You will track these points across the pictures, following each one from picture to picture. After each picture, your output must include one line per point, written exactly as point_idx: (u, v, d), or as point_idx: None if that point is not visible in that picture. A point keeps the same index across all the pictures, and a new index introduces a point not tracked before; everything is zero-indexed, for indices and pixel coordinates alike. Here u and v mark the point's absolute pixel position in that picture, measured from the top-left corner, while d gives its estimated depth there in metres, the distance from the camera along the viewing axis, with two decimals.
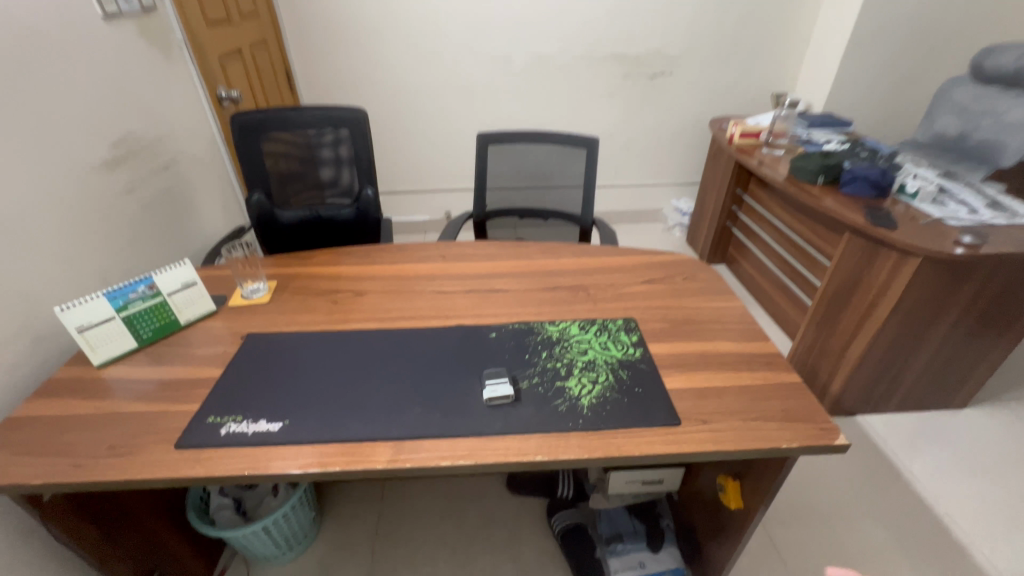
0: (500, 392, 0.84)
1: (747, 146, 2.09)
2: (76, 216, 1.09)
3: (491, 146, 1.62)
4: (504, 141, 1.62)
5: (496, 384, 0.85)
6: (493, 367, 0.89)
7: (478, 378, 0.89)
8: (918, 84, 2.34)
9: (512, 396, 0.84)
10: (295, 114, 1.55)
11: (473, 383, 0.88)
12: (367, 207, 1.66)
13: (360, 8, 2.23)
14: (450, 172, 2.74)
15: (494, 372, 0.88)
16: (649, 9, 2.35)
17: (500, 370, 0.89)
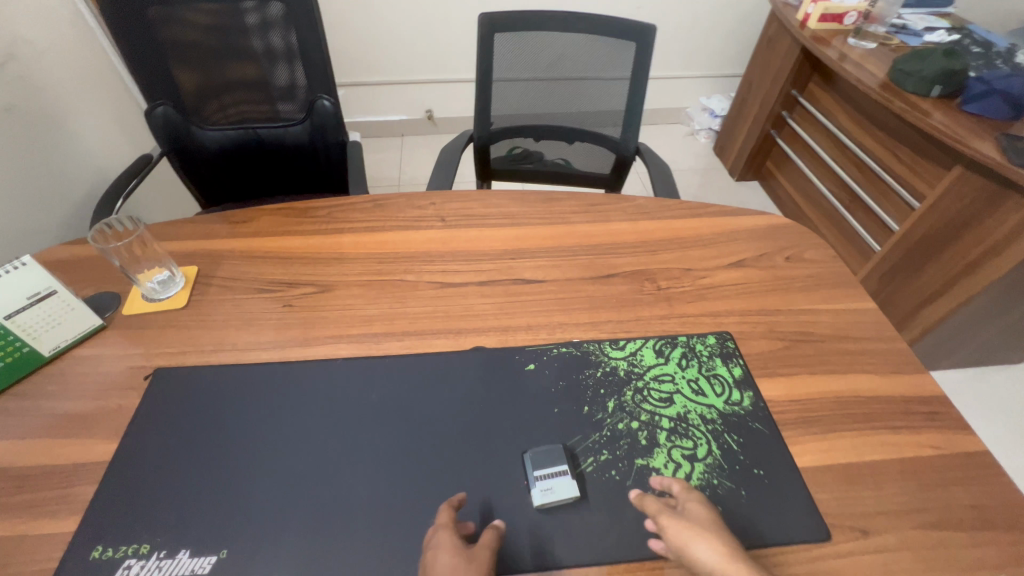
0: (559, 494, 0.55)
1: (825, 34, 1.60)
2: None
3: (498, 33, 1.12)
4: (518, 27, 1.12)
5: (552, 481, 0.56)
6: (543, 443, 0.59)
7: (518, 462, 0.59)
8: None
9: (576, 500, 0.55)
10: None
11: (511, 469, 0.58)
12: (323, 126, 1.19)
13: None
14: (430, 58, 2.14)
15: (543, 453, 0.58)
16: None
17: (554, 448, 0.58)
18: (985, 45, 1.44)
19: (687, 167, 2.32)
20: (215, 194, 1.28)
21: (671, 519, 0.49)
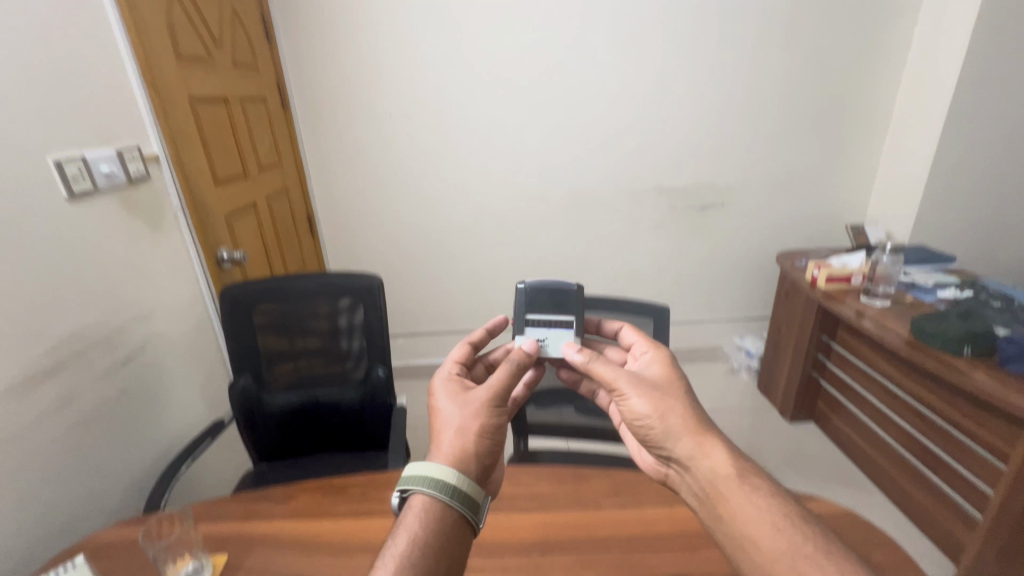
0: (551, 348, 0.84)
1: (837, 292, 1.74)
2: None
3: None
4: None
5: (549, 335, 0.85)
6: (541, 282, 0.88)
7: (519, 316, 0.86)
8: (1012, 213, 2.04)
9: (565, 359, 0.84)
10: (298, 283, 1.28)
11: (520, 309, 0.86)
12: (376, 392, 1.33)
13: (385, 153, 2.14)
14: (480, 312, 2.45)
15: (537, 302, 0.86)
16: (694, 145, 2.16)
17: (554, 290, 0.86)
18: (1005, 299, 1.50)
19: (735, 405, 2.26)
20: (268, 452, 1.36)
21: (599, 362, 0.78)
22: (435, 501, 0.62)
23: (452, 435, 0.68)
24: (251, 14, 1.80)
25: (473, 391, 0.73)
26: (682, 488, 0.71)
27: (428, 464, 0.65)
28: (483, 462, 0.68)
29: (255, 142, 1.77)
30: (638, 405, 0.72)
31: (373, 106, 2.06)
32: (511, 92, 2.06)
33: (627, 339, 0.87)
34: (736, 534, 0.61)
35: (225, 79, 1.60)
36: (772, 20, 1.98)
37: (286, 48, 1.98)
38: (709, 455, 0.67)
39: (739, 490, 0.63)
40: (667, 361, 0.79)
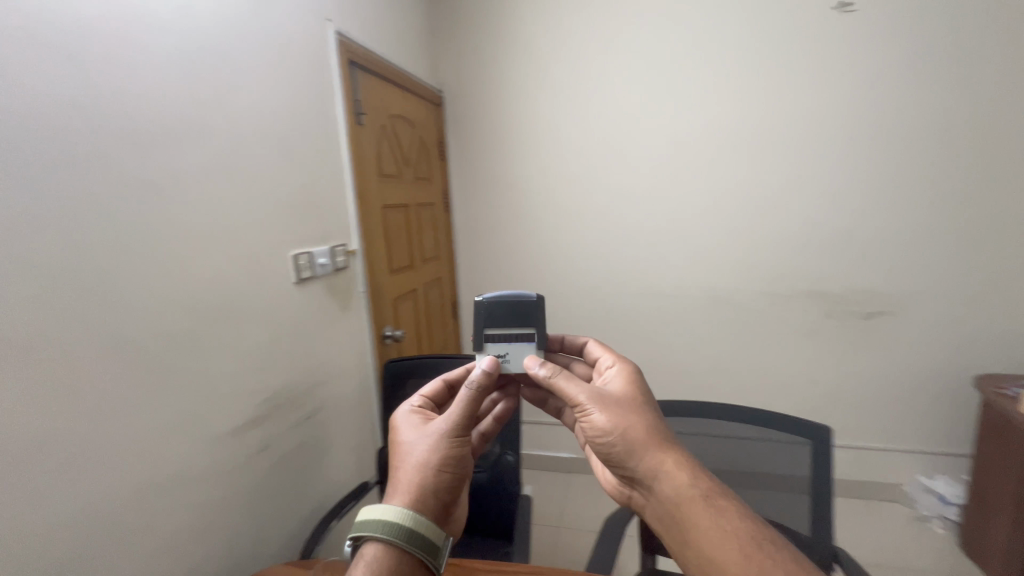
0: (512, 365, 0.82)
1: None
2: (171, 498, 0.96)
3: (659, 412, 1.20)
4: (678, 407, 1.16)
5: (509, 350, 0.82)
6: (499, 292, 0.83)
7: (479, 331, 0.81)
8: None
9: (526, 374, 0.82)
10: (443, 362, 1.40)
11: (478, 323, 0.81)
12: (503, 479, 1.34)
13: (525, 247, 2.35)
14: None
15: (496, 317, 0.81)
16: (854, 247, 1.97)
17: (512, 301, 0.82)
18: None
19: (928, 567, 1.77)
20: None
21: (560, 375, 0.75)
22: (390, 544, 0.66)
23: (409, 474, 0.72)
24: (433, 139, 2.23)
25: (431, 425, 0.77)
26: (645, 510, 0.69)
27: (384, 508, 0.69)
28: (439, 497, 0.72)
29: (423, 239, 2.11)
30: (601, 422, 0.70)
31: (519, 207, 2.32)
32: (648, 197, 2.14)
33: (593, 353, 0.87)
34: (702, 558, 0.60)
35: (409, 190, 1.99)
36: (952, 116, 1.80)
37: (454, 162, 2.38)
38: (671, 474, 0.65)
39: (700, 510, 0.62)
40: (630, 375, 0.77)
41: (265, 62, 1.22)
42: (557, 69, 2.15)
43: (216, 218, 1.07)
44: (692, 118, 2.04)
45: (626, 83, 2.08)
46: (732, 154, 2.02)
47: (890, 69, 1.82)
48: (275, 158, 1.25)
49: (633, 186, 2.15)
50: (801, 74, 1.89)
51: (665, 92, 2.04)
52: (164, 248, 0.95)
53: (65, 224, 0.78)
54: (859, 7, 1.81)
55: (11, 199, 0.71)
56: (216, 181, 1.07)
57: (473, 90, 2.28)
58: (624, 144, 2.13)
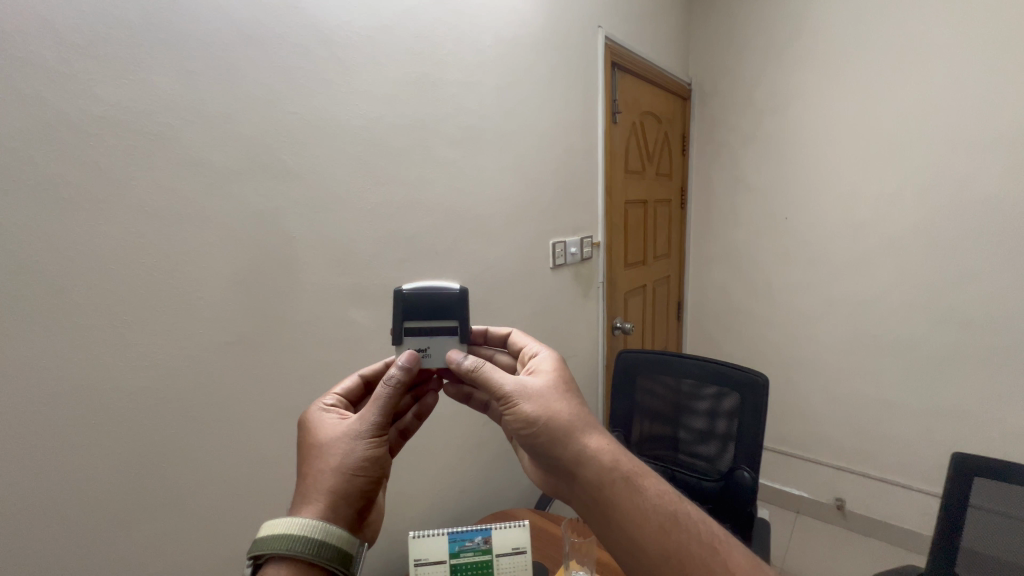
0: (434, 359, 0.71)
1: None
2: (436, 433, 1.19)
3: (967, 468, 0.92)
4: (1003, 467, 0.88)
5: (431, 343, 0.71)
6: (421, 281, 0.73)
7: (397, 325, 0.71)
8: None
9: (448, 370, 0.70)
10: (680, 360, 1.38)
11: (397, 318, 0.71)
12: (735, 495, 1.23)
13: (771, 251, 2.08)
14: (856, 450, 1.96)
15: (418, 309, 0.71)
16: None
17: (434, 294, 0.71)
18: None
19: None
20: None
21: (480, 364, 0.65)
22: (295, 562, 0.53)
23: (322, 477, 0.59)
24: (677, 134, 2.18)
25: (349, 420, 0.64)
26: (568, 501, 0.62)
27: (285, 518, 0.55)
28: (355, 502, 0.60)
29: (658, 235, 2.10)
30: (529, 411, 0.62)
31: (767, 206, 2.07)
32: (969, 197, 1.61)
33: (516, 343, 0.77)
34: (631, 549, 0.56)
35: (650, 186, 1.99)
36: None
37: (696, 158, 2.28)
38: (599, 460, 0.59)
39: (631, 495, 0.57)
40: (553, 361, 0.70)
41: (541, 76, 1.38)
42: (841, 44, 1.80)
43: (497, 206, 1.27)
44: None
45: (951, 48, 1.59)
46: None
47: None
48: (544, 155, 1.42)
49: (941, 183, 1.65)
50: None
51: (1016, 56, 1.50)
52: (458, 235, 1.17)
53: (407, 207, 1.05)
54: None
55: (375, 196, 0.98)
56: (498, 174, 1.27)
57: (729, 80, 2.12)
58: (933, 128, 1.65)
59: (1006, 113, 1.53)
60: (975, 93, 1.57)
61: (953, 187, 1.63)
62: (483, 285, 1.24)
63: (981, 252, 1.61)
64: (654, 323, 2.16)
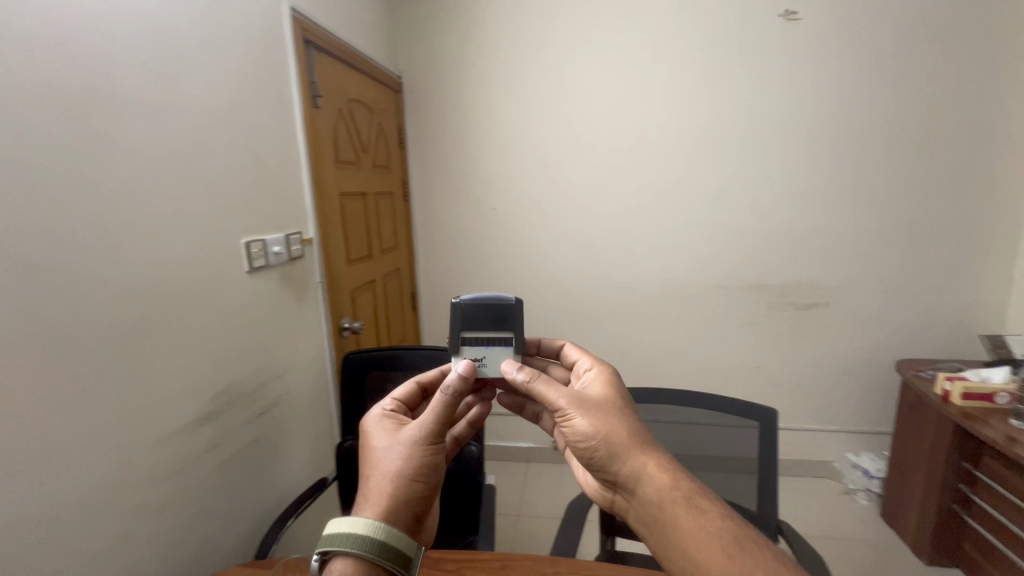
0: (490, 367, 0.83)
1: (978, 410, 1.53)
2: (90, 518, 0.85)
3: None
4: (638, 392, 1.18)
5: (485, 353, 0.83)
6: (478, 296, 0.85)
7: (456, 335, 0.83)
8: None
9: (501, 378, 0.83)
10: (408, 354, 1.39)
11: (456, 327, 0.83)
12: (467, 469, 1.32)
13: (486, 239, 2.34)
14: None
15: (474, 320, 0.83)
16: (790, 241, 2.11)
17: (490, 306, 0.83)
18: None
19: (854, 536, 1.92)
20: None
21: (535, 377, 0.77)
22: (358, 559, 0.63)
23: (383, 483, 0.70)
24: (392, 126, 2.18)
25: (405, 430, 0.74)
26: (627, 514, 0.70)
27: (354, 521, 0.66)
28: (411, 506, 0.70)
29: (383, 228, 2.07)
30: (584, 427, 0.71)
31: (479, 199, 2.31)
32: (616, 190, 2.18)
33: (570, 356, 0.89)
34: (688, 563, 0.60)
35: (368, 178, 1.93)
36: (866, 122, 1.97)
37: (412, 151, 2.33)
38: (656, 476, 0.66)
39: (685, 513, 0.63)
40: (608, 378, 0.79)
41: (218, 33, 1.15)
42: (519, 62, 2.14)
43: (155, 196, 0.98)
44: (654, 116, 2.09)
45: (593, 76, 2.10)
46: (693, 151, 2.09)
47: (820, 78, 1.96)
48: (224, 137, 1.16)
49: (599, 179, 2.18)
50: (739, 75, 2.00)
51: (630, 88, 2.08)
52: (99, 228, 0.86)
53: None
54: (799, 20, 1.93)
55: None
56: (153, 156, 0.97)
57: (434, 79, 2.23)
58: (590, 137, 2.15)
59: (628, 129, 2.12)
60: (612, 112, 2.12)
61: (608, 183, 2.18)
62: (146, 295, 0.95)
63: (625, 231, 2.21)
64: (389, 318, 2.13)
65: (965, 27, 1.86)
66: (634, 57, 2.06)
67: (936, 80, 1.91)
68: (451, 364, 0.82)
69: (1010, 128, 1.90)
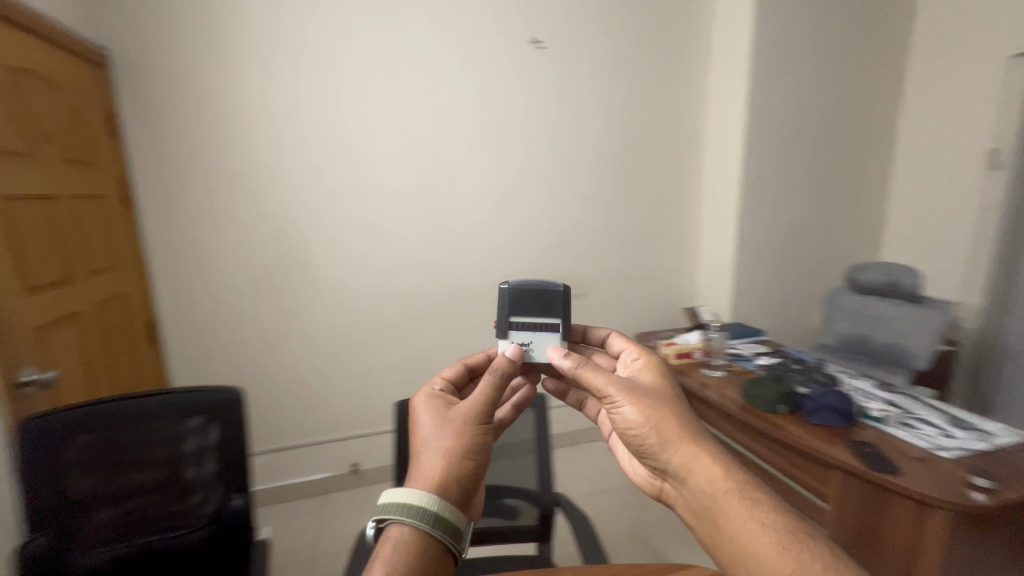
0: (539, 351, 0.88)
1: (685, 366, 2.00)
2: None
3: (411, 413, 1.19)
4: None
5: (532, 338, 0.88)
6: (531, 283, 0.91)
7: (504, 319, 0.89)
8: (787, 294, 2.59)
9: (548, 363, 0.87)
10: (123, 405, 1.07)
11: (505, 311, 0.89)
12: (232, 528, 1.11)
13: (247, 252, 1.99)
14: (356, 418, 2.26)
15: (523, 306, 0.89)
16: (552, 241, 2.41)
17: (541, 292, 0.89)
18: (988, 439, 1.32)
19: (617, 485, 2.31)
20: None
21: (583, 366, 0.78)
22: (414, 527, 0.67)
23: (432, 459, 0.73)
24: (91, 109, 1.66)
25: (453, 409, 0.78)
26: (677, 501, 0.71)
27: (410, 492, 0.70)
28: (463, 482, 0.73)
29: (88, 243, 1.57)
30: (633, 415, 0.72)
31: (232, 204, 1.94)
32: (396, 196, 2.13)
33: (615, 346, 0.92)
34: (736, 550, 0.61)
35: (53, 176, 1.43)
36: (598, 141, 2.38)
37: (129, 143, 1.82)
38: (707, 466, 0.67)
39: (739, 503, 0.63)
40: (655, 367, 0.81)
41: None
42: (272, 50, 1.89)
43: None
44: (436, 112, 2.12)
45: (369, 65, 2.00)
46: (472, 151, 2.21)
47: (563, 101, 2.29)
48: None
49: (385, 172, 2.10)
50: (498, 91, 2.19)
51: (411, 82, 2.07)
52: None
53: None
54: (542, 49, 2.22)
55: None
56: None
57: (154, 55, 1.79)
58: (373, 129, 2.05)
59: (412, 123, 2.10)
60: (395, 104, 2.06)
61: (400, 177, 2.12)
62: None
63: (414, 228, 2.18)
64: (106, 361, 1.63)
65: (655, 72, 2.41)
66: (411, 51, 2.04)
67: (640, 112, 2.42)
68: (500, 346, 0.88)
69: (685, 154, 2.55)
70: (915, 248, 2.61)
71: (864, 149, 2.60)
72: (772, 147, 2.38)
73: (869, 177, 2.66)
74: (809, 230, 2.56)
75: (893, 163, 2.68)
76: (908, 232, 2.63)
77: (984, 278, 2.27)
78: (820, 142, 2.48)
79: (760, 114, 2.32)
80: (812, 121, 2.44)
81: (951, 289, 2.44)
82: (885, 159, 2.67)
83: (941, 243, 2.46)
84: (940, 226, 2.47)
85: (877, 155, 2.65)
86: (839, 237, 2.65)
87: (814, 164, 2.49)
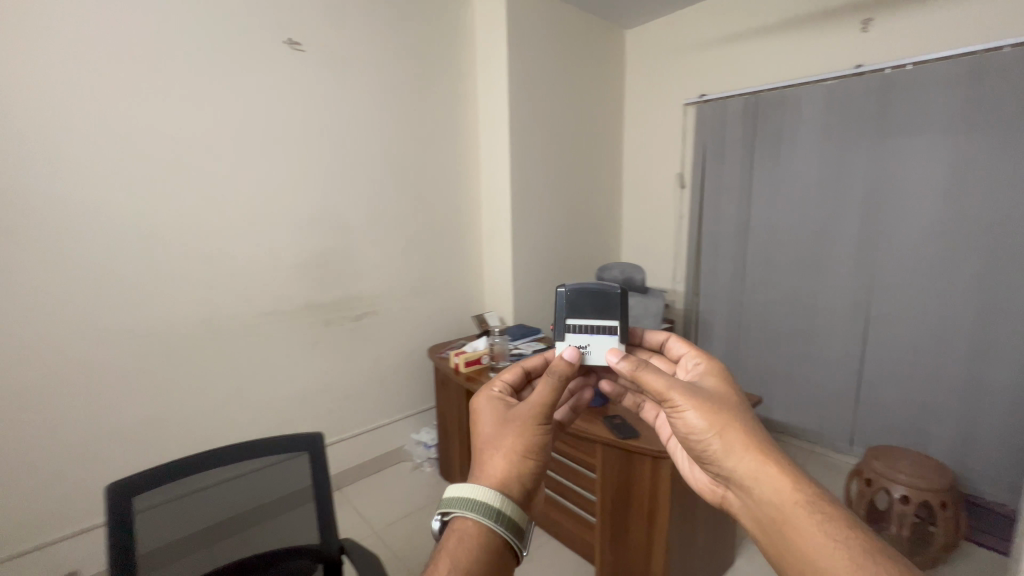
0: (596, 355, 0.88)
1: (475, 372, 2.08)
2: None
3: (129, 493, 0.92)
4: (155, 472, 0.96)
5: (590, 341, 0.88)
6: (583, 286, 0.92)
7: (562, 320, 0.90)
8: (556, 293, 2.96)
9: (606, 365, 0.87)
10: None
11: (562, 313, 0.91)
12: None
13: None
14: (68, 512, 1.66)
15: (580, 308, 0.90)
16: (332, 258, 2.22)
17: (596, 294, 0.91)
18: None
19: (425, 503, 2.26)
20: None
21: (643, 368, 0.77)
22: (475, 521, 0.66)
23: (495, 454, 0.73)
24: None
25: (515, 409, 0.78)
26: (742, 510, 0.70)
27: (474, 487, 0.69)
28: (523, 482, 0.72)
29: None
30: (697, 419, 0.72)
31: None
32: (110, 212, 1.64)
33: (675, 349, 0.93)
34: (801, 563, 0.60)
35: None
36: (373, 152, 2.31)
37: None
38: (773, 476, 0.65)
39: (808, 517, 0.61)
40: (717, 373, 0.82)
41: None
42: None
43: None
44: (184, 103, 1.76)
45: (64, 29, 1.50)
46: (222, 159, 1.87)
47: (330, 109, 2.14)
48: None
49: (112, 172, 1.64)
50: (249, 90, 1.90)
51: (131, 65, 1.64)
52: None
53: None
54: (300, 50, 2.02)
55: None
56: None
57: None
58: (67, 124, 1.54)
59: (148, 112, 1.69)
60: (119, 86, 1.62)
61: (134, 184, 1.68)
62: None
63: (159, 240, 1.75)
64: None
65: (424, 87, 2.46)
66: (130, 21, 1.62)
67: (413, 125, 2.44)
68: (557, 346, 0.89)
69: (461, 168, 2.67)
70: (641, 247, 3.29)
71: (600, 169, 3.16)
72: (533, 166, 2.69)
73: (607, 191, 3.25)
74: (566, 237, 2.99)
75: (620, 181, 3.33)
76: (635, 236, 3.31)
77: (683, 269, 3.01)
78: (569, 162, 2.92)
79: (519, 135, 2.60)
80: (561, 145, 2.85)
81: (665, 278, 3.16)
82: (616, 177, 3.30)
83: (656, 243, 3.17)
84: (654, 230, 3.18)
85: (610, 174, 3.25)
86: (589, 242, 3.17)
87: (565, 181, 2.91)
